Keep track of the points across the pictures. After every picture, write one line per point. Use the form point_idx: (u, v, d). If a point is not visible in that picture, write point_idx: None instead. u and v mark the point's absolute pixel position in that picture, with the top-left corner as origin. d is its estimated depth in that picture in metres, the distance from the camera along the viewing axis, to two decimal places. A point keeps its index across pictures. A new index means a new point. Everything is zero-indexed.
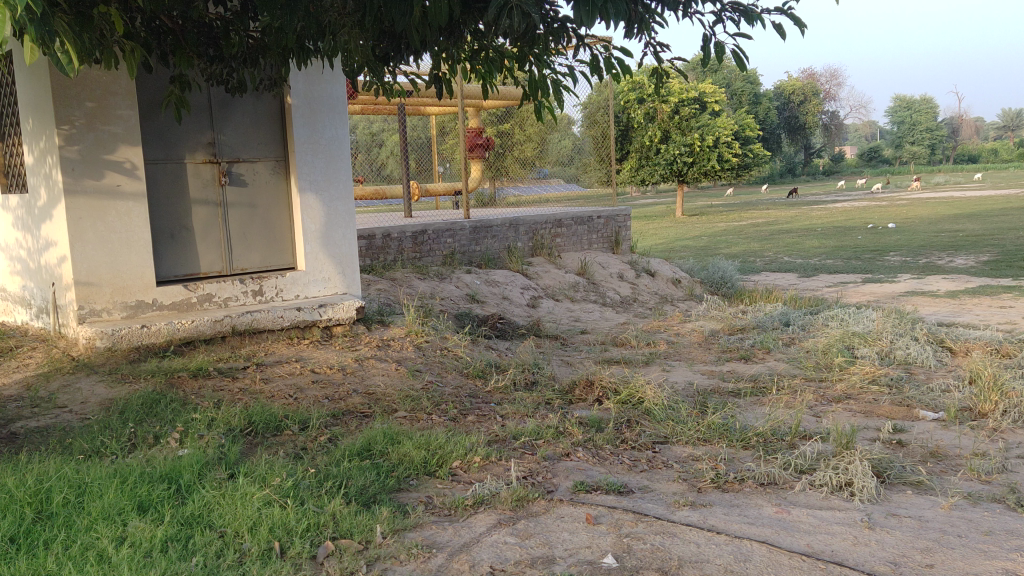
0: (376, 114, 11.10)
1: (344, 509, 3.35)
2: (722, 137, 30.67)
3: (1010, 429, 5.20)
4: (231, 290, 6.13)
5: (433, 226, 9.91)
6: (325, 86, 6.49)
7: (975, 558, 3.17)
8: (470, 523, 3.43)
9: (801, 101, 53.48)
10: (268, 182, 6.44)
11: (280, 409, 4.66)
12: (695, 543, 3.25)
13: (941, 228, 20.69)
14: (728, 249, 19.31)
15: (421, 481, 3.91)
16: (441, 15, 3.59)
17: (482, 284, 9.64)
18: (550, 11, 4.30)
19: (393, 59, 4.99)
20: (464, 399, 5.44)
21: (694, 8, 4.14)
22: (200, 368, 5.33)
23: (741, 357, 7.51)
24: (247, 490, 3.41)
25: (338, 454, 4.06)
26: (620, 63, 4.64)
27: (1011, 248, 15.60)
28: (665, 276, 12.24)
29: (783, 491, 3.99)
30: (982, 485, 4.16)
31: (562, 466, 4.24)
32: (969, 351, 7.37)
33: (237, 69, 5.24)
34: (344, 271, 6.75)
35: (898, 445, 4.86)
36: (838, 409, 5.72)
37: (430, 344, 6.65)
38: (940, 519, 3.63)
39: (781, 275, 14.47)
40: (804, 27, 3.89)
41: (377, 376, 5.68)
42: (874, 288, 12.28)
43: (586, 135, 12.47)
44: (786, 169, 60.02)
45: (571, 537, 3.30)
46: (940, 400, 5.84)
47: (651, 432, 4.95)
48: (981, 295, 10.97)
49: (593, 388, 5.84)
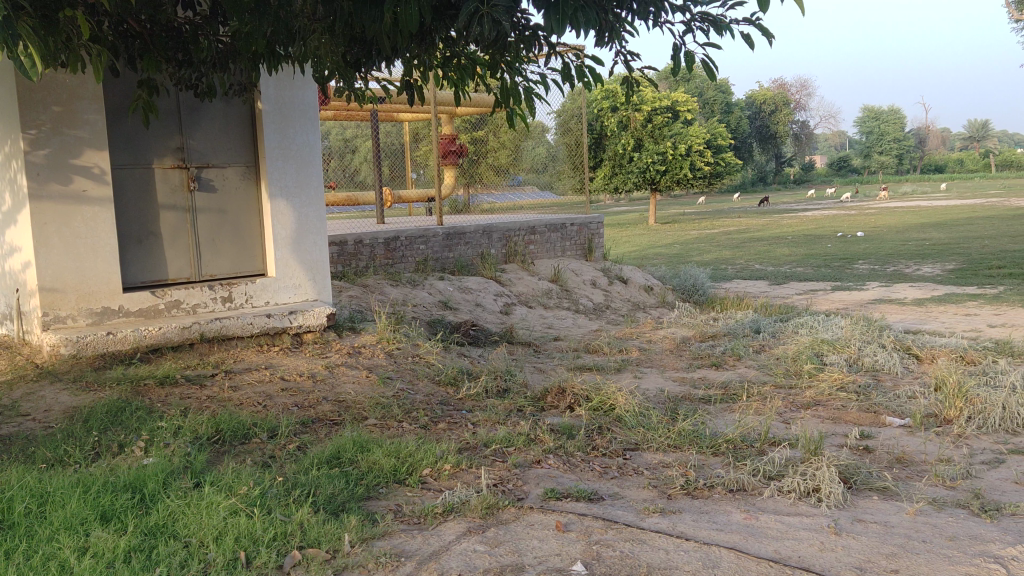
0: (348, 120, 10.93)
1: (312, 517, 3.33)
2: (695, 146, 30.88)
3: (974, 436, 5.29)
4: (200, 297, 6.07)
5: (405, 232, 9.89)
6: (296, 92, 6.46)
7: (939, 563, 3.20)
8: (439, 531, 3.42)
9: (772, 110, 54.13)
10: (238, 188, 6.39)
11: (248, 417, 4.63)
12: (664, 550, 3.26)
13: (908, 237, 21.01)
14: (700, 257, 19.43)
15: (391, 489, 3.89)
16: (412, 22, 3.57)
17: (455, 291, 9.63)
18: (521, 18, 4.28)
19: (364, 65, 4.94)
20: (436, 407, 5.42)
21: (664, 18, 4.17)
22: (167, 376, 5.27)
23: (712, 364, 7.56)
24: (213, 499, 3.38)
25: (306, 463, 4.03)
26: (592, 71, 4.66)
27: (975, 257, 15.84)
28: (637, 283, 12.30)
29: (751, 498, 4.02)
30: (947, 490, 4.22)
31: (532, 473, 4.24)
32: (934, 358, 7.47)
33: (206, 74, 5.20)
34: (316, 278, 6.70)
35: (865, 451, 4.91)
36: (806, 416, 5.77)
37: (402, 351, 6.62)
38: (906, 524, 3.67)
39: (753, 282, 14.60)
40: (773, 38, 3.93)
41: (348, 384, 5.64)
42: (843, 296, 12.44)
43: (559, 142, 12.50)
44: (757, 178, 60.69)
45: (540, 545, 3.30)
46: (906, 407, 5.91)
47: (622, 440, 4.96)
48: (947, 303, 11.12)
49: (565, 395, 5.85)
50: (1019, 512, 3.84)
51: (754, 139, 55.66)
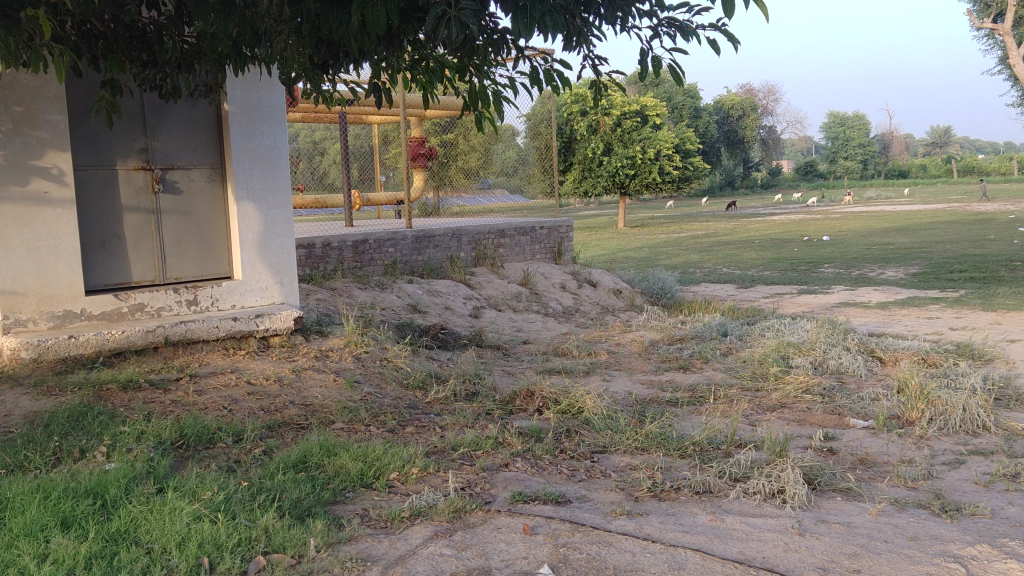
0: (316, 122, 10.96)
1: (278, 523, 3.30)
2: (664, 150, 31.11)
3: (935, 437, 5.38)
4: (165, 300, 6.00)
5: (374, 235, 9.85)
6: (263, 93, 6.40)
7: (901, 563, 3.24)
8: (406, 535, 3.40)
9: (739, 115, 54.71)
10: (204, 190, 6.33)
11: (213, 421, 4.58)
12: (630, 552, 3.27)
13: (872, 241, 21.32)
14: (669, 260, 19.59)
15: (358, 493, 3.87)
16: (379, 24, 3.55)
17: (424, 294, 9.60)
18: (489, 21, 4.29)
19: (331, 67, 4.91)
20: (404, 410, 5.40)
21: (631, 23, 4.20)
22: (131, 380, 5.20)
23: (680, 367, 7.62)
24: (177, 505, 3.34)
25: (272, 467, 3.99)
26: (560, 75, 4.67)
27: (938, 261, 16.10)
28: (607, 286, 12.35)
29: (717, 499, 4.05)
30: (909, 491, 4.28)
31: (501, 476, 4.24)
32: (898, 360, 7.60)
33: (170, 74, 5.13)
34: (283, 280, 6.65)
35: (829, 453, 4.97)
36: (772, 418, 5.83)
37: (370, 355, 6.59)
38: (868, 524, 3.72)
39: (721, 286, 14.73)
40: (738, 44, 3.97)
41: (315, 388, 5.60)
42: (808, 299, 12.58)
43: (529, 146, 12.53)
44: (725, 182, 61.41)
45: (507, 548, 3.30)
46: (870, 408, 6.00)
47: (590, 442, 4.99)
48: (910, 306, 11.29)
49: (533, 398, 5.86)
50: (978, 511, 3.90)
51: (722, 143, 56.21)
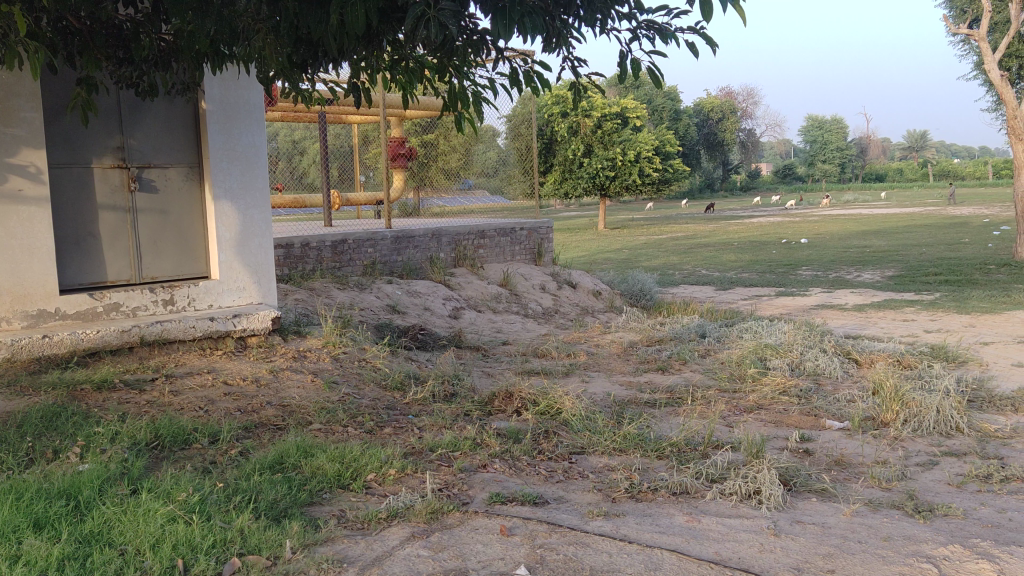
0: (296, 121, 10.93)
1: (253, 524, 3.28)
2: (644, 152, 31.23)
3: (909, 438, 5.44)
4: (141, 300, 5.95)
5: (353, 235, 9.82)
6: (242, 92, 6.37)
7: (874, 563, 3.27)
8: (383, 536, 3.39)
9: (719, 118, 55.04)
10: (181, 189, 6.28)
11: (189, 422, 4.54)
12: (607, 553, 3.28)
13: (850, 244, 21.47)
14: (648, 262, 19.67)
15: (335, 494, 3.85)
16: (358, 23, 3.54)
17: (403, 295, 9.57)
18: (468, 22, 4.28)
19: (310, 66, 4.88)
20: (382, 411, 5.39)
21: (610, 25, 4.22)
22: (106, 380, 5.15)
23: (658, 368, 7.65)
24: (151, 506, 3.31)
25: (247, 468, 3.97)
26: (540, 77, 4.67)
27: (913, 264, 16.27)
28: (586, 287, 12.37)
29: (694, 500, 4.07)
30: (883, 492, 4.32)
31: (478, 478, 4.23)
32: (873, 362, 7.66)
33: (147, 72, 5.09)
34: (261, 280, 6.61)
35: (805, 454, 5.01)
36: (749, 419, 5.87)
37: (348, 355, 6.57)
38: (842, 525, 3.75)
39: (699, 288, 14.81)
40: (716, 47, 4.00)
41: (293, 389, 5.57)
42: (786, 301, 12.65)
43: (510, 147, 12.52)
44: (704, 185, 61.83)
45: (484, 549, 3.30)
46: (846, 410, 6.04)
47: (568, 443, 4.99)
48: (886, 309, 11.39)
49: (512, 399, 5.86)
50: (951, 512, 3.95)
51: (701, 146, 56.51)
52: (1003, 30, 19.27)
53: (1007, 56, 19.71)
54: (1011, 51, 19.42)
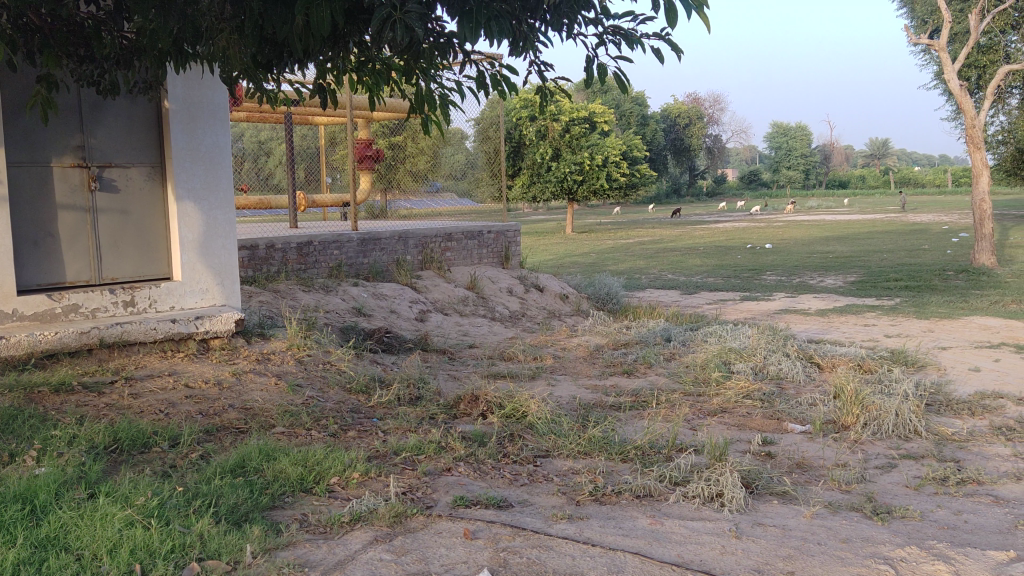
0: (261, 122, 10.85)
1: (213, 529, 3.25)
2: (612, 157, 31.40)
3: (869, 442, 5.52)
4: (100, 301, 5.87)
5: (319, 237, 9.75)
6: (206, 92, 6.31)
7: (833, 564, 3.32)
8: (346, 540, 3.37)
9: (686, 124, 55.56)
10: (143, 188, 6.20)
11: (149, 425, 4.48)
12: (571, 556, 3.28)
13: (812, 250, 21.73)
14: (615, 265, 19.75)
15: (297, 498, 3.82)
16: (323, 24, 3.52)
17: (369, 297, 9.52)
18: (435, 25, 4.28)
19: (275, 67, 4.83)
20: (346, 414, 5.36)
21: (577, 30, 4.24)
22: (64, 383, 5.07)
23: (623, 372, 7.68)
24: (108, 511, 3.26)
25: (208, 472, 3.93)
26: (507, 81, 4.66)
27: (875, 270, 16.50)
28: (553, 291, 12.38)
29: (657, 503, 4.10)
30: (842, 494, 4.39)
31: (442, 481, 4.22)
32: (835, 366, 7.77)
33: (109, 70, 5.02)
34: (224, 282, 6.54)
35: (767, 457, 5.07)
36: (712, 423, 5.91)
37: (312, 358, 6.52)
38: (802, 527, 3.80)
39: (665, 292, 14.92)
40: (681, 53, 4.04)
41: (256, 392, 5.52)
42: (750, 306, 12.79)
43: (478, 150, 12.50)
44: (671, 190, 62.29)
45: (448, 552, 3.29)
46: (807, 413, 6.11)
47: (533, 446, 5.00)
48: (848, 314, 11.55)
49: (478, 402, 5.84)
50: (908, 514, 4.01)
51: (668, 151, 56.98)
52: (962, 40, 19.76)
53: (965, 66, 20.22)
54: (969, 61, 19.93)
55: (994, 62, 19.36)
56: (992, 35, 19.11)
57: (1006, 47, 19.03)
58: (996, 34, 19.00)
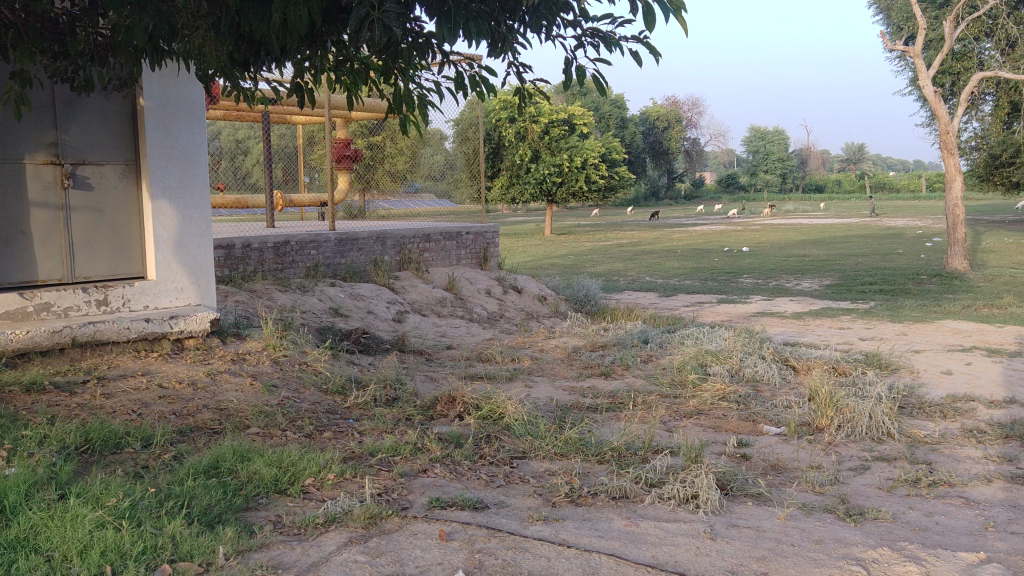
0: (239, 121, 10.78)
1: (185, 530, 3.22)
2: (591, 159, 31.48)
3: (843, 444, 5.57)
4: (73, 299, 5.80)
5: (296, 237, 9.70)
6: (182, 89, 6.26)
7: (806, 566, 3.34)
8: (320, 542, 3.35)
9: (665, 127, 55.81)
10: (117, 186, 6.14)
11: (121, 425, 4.43)
12: (546, 558, 3.28)
13: (789, 253, 21.89)
14: (594, 267, 19.79)
15: (271, 499, 3.79)
16: (301, 22, 3.51)
17: (346, 297, 9.48)
18: (414, 25, 4.27)
19: (252, 65, 4.80)
20: (322, 415, 5.33)
21: (556, 32, 4.25)
22: (36, 382, 5.01)
23: (601, 374, 7.69)
24: (79, 512, 3.22)
25: (181, 473, 3.89)
26: (486, 82, 4.66)
27: (850, 274, 16.64)
28: (531, 292, 12.38)
29: (633, 504, 4.11)
30: (816, 496, 4.42)
31: (418, 482, 4.21)
32: (810, 369, 7.83)
33: (83, 67, 4.96)
34: (199, 281, 6.49)
35: (742, 458, 5.09)
36: (688, 425, 5.93)
37: (288, 359, 6.48)
38: (776, 529, 3.82)
39: (642, 294, 14.98)
40: (659, 56, 4.07)
41: (231, 392, 5.48)
42: (727, 309, 12.85)
43: (457, 151, 12.48)
44: (649, 193, 62.53)
45: (423, 554, 3.28)
46: (783, 415, 6.15)
47: (510, 448, 4.99)
48: (823, 317, 11.65)
49: (455, 403, 5.83)
50: (881, 515, 4.05)
51: (646, 154, 57.23)
52: (936, 47, 20.03)
53: (939, 73, 20.46)
54: (944, 68, 20.21)
55: (968, 69, 19.63)
56: (966, 42, 19.37)
57: (980, 54, 19.29)
58: (970, 41, 19.26)
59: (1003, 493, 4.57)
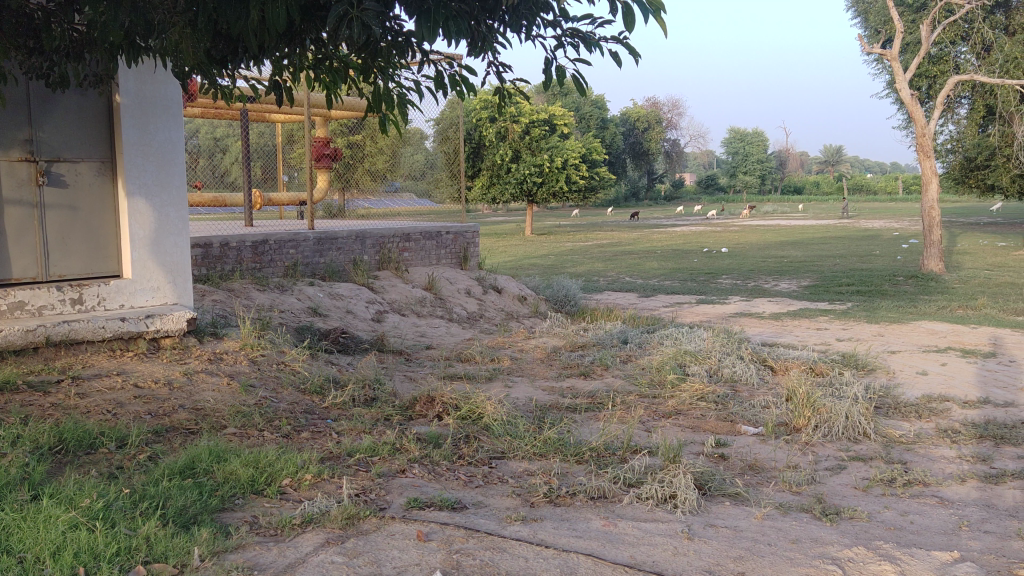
0: (217, 119, 10.71)
1: (160, 531, 3.18)
2: (571, 160, 31.54)
3: (820, 444, 5.61)
4: (47, 298, 5.74)
5: (274, 236, 9.63)
6: (159, 86, 6.20)
7: (783, 565, 3.35)
8: (296, 543, 3.33)
9: (645, 127, 56.02)
10: (92, 184, 6.07)
11: (96, 425, 4.38)
12: (524, 558, 3.28)
13: (768, 254, 22.03)
14: (574, 268, 19.84)
15: (248, 500, 3.77)
16: (279, 20, 3.48)
17: (325, 297, 9.43)
18: (393, 24, 4.25)
19: (230, 62, 4.76)
20: (300, 415, 5.30)
21: (535, 32, 4.25)
22: (8, 382, 4.94)
23: (580, 374, 7.70)
24: (52, 513, 3.18)
25: (157, 473, 3.85)
26: (466, 81, 4.64)
27: (828, 275, 16.78)
28: (511, 293, 12.37)
29: (611, 504, 4.11)
30: (793, 495, 4.45)
31: (396, 483, 4.19)
32: (788, 369, 7.89)
33: (59, 63, 4.90)
34: (175, 280, 6.43)
35: (720, 459, 5.11)
36: (667, 425, 5.94)
37: (265, 358, 6.43)
38: (754, 528, 3.84)
39: (622, 294, 15.03)
40: (639, 57, 4.07)
41: (207, 392, 5.43)
42: (706, 309, 12.92)
43: (438, 150, 12.45)
44: (629, 194, 62.74)
45: (400, 554, 3.26)
46: (760, 416, 6.18)
47: (489, 448, 4.98)
48: (801, 317, 11.74)
49: (434, 403, 5.80)
50: (856, 514, 4.08)
51: (627, 155, 57.41)
52: (913, 50, 20.23)
53: (916, 76, 20.65)
54: (921, 71, 20.41)
55: (944, 72, 19.83)
56: (943, 46, 19.58)
57: (956, 58, 19.50)
58: (946, 45, 19.45)
59: (976, 492, 4.62)
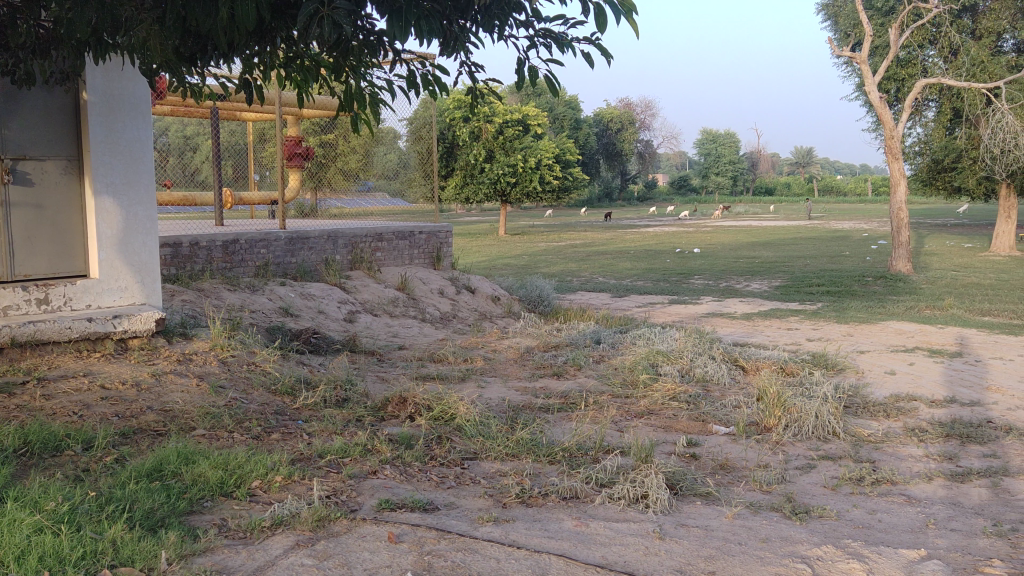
0: (186, 117, 10.61)
1: (126, 534, 3.14)
2: (545, 160, 31.58)
3: (790, 443, 5.66)
4: (12, 298, 5.65)
5: (245, 235, 9.54)
6: (127, 84, 6.12)
7: (753, 564, 3.38)
8: (266, 546, 3.29)
9: (618, 128, 56.22)
10: (59, 182, 5.98)
11: (62, 427, 4.31)
12: (495, 558, 3.28)
13: (739, 255, 22.20)
14: (548, 267, 19.87)
15: (216, 502, 3.72)
16: (248, 17, 3.45)
17: (297, 297, 9.36)
18: (365, 22, 4.22)
19: (200, 61, 4.71)
20: (270, 416, 5.26)
21: (508, 32, 4.25)
22: None
23: (553, 374, 7.70)
24: (15, 516, 3.12)
25: (124, 476, 3.80)
26: (439, 81, 4.62)
27: (799, 275, 16.93)
28: (484, 293, 12.35)
29: (583, 505, 4.12)
30: (763, 494, 4.48)
31: (367, 484, 4.16)
32: (758, 369, 7.95)
33: (24, 60, 4.80)
34: (144, 280, 6.35)
35: (691, 458, 5.14)
36: (639, 425, 5.96)
37: (236, 359, 6.38)
38: (724, 528, 3.85)
39: (595, 294, 15.07)
40: (611, 57, 4.08)
41: (176, 393, 5.38)
42: (678, 309, 13.00)
43: (411, 150, 12.40)
44: (603, 194, 62.95)
45: (371, 556, 3.24)
46: (731, 415, 6.22)
47: (461, 449, 4.97)
48: (771, 317, 11.84)
49: (406, 404, 5.77)
50: (826, 513, 4.11)
51: (600, 155, 57.56)
52: (883, 53, 20.44)
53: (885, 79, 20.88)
54: (889, 74, 20.64)
55: (913, 76, 20.05)
56: (911, 49, 19.80)
57: (924, 61, 19.71)
58: (914, 48, 19.68)
59: (943, 490, 4.67)
